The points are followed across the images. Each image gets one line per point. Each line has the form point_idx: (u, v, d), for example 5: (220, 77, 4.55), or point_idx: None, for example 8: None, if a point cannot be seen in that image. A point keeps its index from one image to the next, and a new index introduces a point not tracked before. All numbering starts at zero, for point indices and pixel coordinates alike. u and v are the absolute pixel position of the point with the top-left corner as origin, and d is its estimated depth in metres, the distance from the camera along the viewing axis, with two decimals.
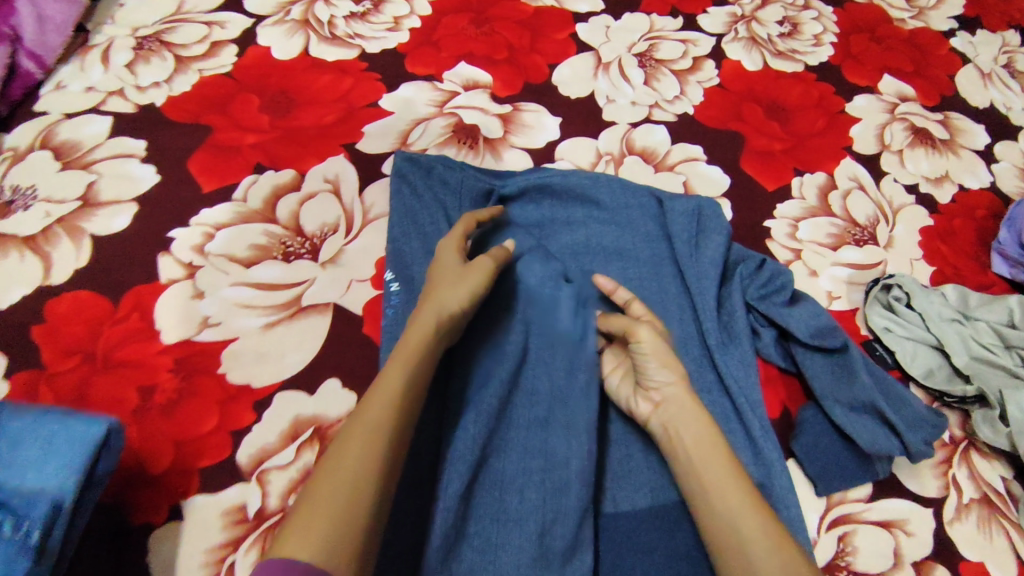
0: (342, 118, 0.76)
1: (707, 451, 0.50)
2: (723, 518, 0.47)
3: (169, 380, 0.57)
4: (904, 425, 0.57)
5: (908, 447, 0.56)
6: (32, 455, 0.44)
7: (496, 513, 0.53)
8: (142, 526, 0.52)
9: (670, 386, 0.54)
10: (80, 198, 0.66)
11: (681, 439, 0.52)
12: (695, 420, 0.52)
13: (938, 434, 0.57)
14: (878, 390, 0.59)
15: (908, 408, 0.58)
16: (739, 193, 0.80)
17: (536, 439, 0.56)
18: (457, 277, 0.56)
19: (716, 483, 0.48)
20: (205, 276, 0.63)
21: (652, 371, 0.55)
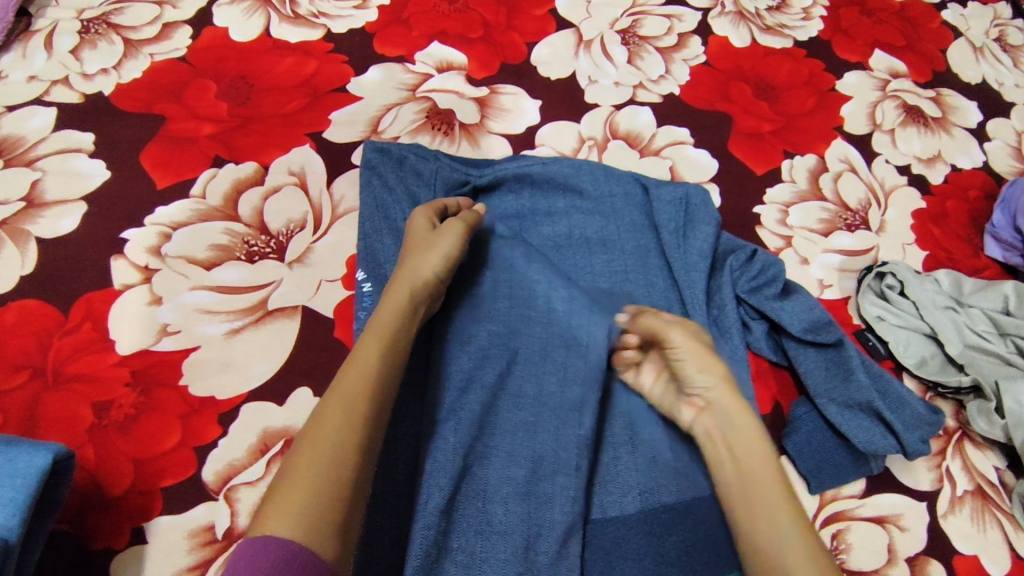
0: (307, 105, 0.71)
1: (751, 459, 0.46)
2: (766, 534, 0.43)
3: (127, 395, 0.53)
4: (901, 424, 0.55)
5: (904, 446, 0.54)
6: None
7: (482, 525, 0.50)
8: (102, 552, 0.47)
9: (713, 390, 0.49)
10: (24, 198, 0.61)
11: (727, 445, 0.48)
12: (745, 429, 0.47)
13: (935, 433, 0.55)
14: (875, 389, 0.56)
15: (906, 408, 0.55)
16: (727, 178, 0.76)
17: (522, 446, 0.53)
18: (427, 246, 0.53)
19: (757, 496, 0.44)
20: (162, 280, 0.58)
21: (692, 373, 0.50)
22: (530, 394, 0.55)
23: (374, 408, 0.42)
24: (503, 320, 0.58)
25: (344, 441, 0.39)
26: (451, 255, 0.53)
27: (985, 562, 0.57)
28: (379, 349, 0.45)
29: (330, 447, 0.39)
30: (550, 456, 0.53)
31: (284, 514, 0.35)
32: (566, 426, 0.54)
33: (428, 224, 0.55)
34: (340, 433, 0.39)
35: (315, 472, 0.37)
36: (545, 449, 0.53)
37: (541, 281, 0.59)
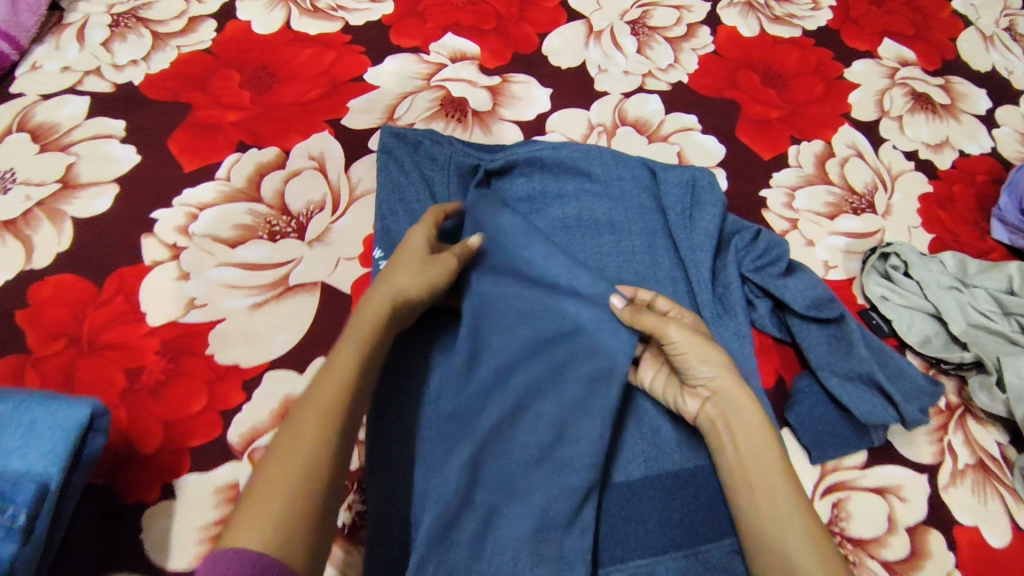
0: (326, 93, 0.74)
1: (759, 453, 0.48)
2: (769, 518, 0.46)
3: (156, 362, 0.56)
4: (902, 395, 0.55)
5: (903, 416, 0.55)
6: (13, 439, 0.41)
7: (501, 486, 0.51)
8: (135, 506, 0.50)
9: (717, 380, 0.51)
10: (59, 180, 0.64)
11: (731, 436, 0.50)
12: (752, 422, 0.49)
13: (936, 404, 0.55)
14: (875, 361, 0.57)
15: (907, 379, 0.56)
16: (734, 163, 0.78)
17: (540, 413, 0.53)
18: (419, 266, 0.53)
19: (762, 483, 0.47)
20: (190, 257, 0.61)
21: (695, 366, 0.51)
22: (545, 365, 0.54)
23: (348, 417, 0.44)
24: (518, 294, 0.57)
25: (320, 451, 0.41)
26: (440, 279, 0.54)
27: (984, 533, 0.59)
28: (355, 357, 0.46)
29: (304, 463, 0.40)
30: (575, 427, 0.51)
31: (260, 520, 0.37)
32: (590, 400, 0.52)
33: (426, 242, 0.56)
34: (316, 444, 0.41)
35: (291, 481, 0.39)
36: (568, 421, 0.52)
37: (558, 273, 0.56)
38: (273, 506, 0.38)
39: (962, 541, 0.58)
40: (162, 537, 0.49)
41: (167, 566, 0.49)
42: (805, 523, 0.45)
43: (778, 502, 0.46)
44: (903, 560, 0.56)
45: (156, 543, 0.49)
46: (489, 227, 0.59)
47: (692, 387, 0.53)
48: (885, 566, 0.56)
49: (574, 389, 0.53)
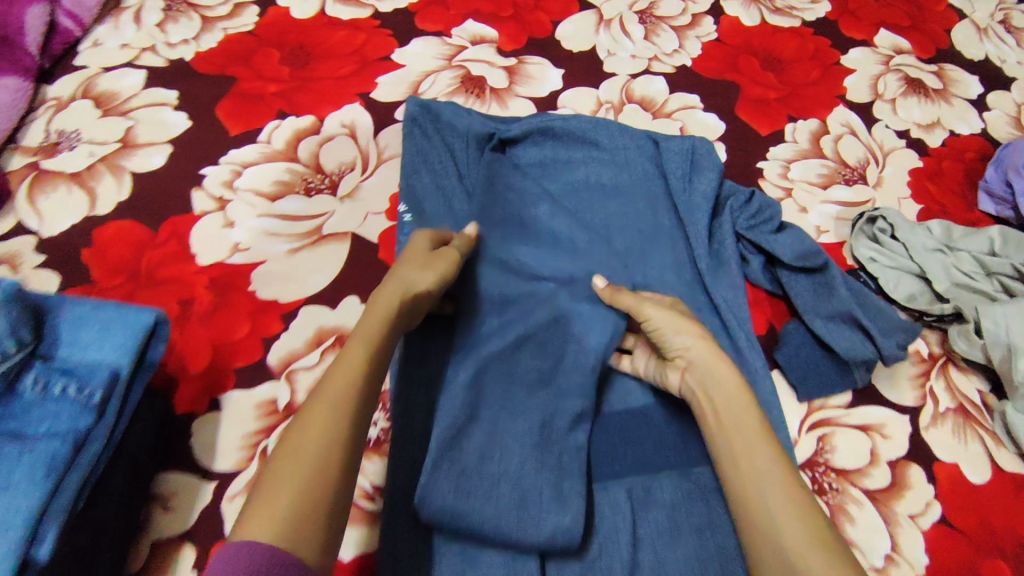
0: (357, 70, 0.81)
1: (737, 414, 0.49)
2: (749, 470, 0.47)
3: (206, 295, 0.63)
4: (879, 332, 0.62)
5: (881, 352, 0.61)
6: (90, 334, 0.47)
7: (507, 403, 0.57)
8: (185, 415, 0.57)
9: (693, 350, 0.54)
10: (120, 140, 0.71)
11: (710, 399, 0.52)
12: (730, 385, 0.51)
13: (910, 340, 0.62)
14: (855, 301, 0.63)
15: (884, 317, 0.62)
16: (734, 138, 0.83)
17: (544, 344, 0.61)
18: (426, 264, 0.55)
19: (742, 438, 0.48)
20: (235, 208, 0.68)
21: (671, 338, 0.55)
22: (547, 304, 0.63)
23: (361, 411, 0.43)
24: (524, 249, 0.67)
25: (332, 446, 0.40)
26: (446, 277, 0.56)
27: (964, 470, 0.63)
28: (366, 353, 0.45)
29: (315, 457, 0.39)
30: (571, 358, 0.60)
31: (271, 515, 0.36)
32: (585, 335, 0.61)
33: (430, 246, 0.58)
34: (327, 438, 0.40)
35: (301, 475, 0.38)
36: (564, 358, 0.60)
37: (563, 229, 0.69)
38: (286, 498, 0.37)
39: (942, 476, 0.62)
40: (210, 442, 0.56)
41: (214, 468, 0.55)
42: (785, 477, 0.46)
43: (759, 459, 0.47)
44: (884, 489, 0.61)
45: (205, 446, 0.56)
46: (502, 190, 0.70)
47: (671, 361, 0.56)
48: (867, 494, 0.60)
49: (573, 326, 0.62)
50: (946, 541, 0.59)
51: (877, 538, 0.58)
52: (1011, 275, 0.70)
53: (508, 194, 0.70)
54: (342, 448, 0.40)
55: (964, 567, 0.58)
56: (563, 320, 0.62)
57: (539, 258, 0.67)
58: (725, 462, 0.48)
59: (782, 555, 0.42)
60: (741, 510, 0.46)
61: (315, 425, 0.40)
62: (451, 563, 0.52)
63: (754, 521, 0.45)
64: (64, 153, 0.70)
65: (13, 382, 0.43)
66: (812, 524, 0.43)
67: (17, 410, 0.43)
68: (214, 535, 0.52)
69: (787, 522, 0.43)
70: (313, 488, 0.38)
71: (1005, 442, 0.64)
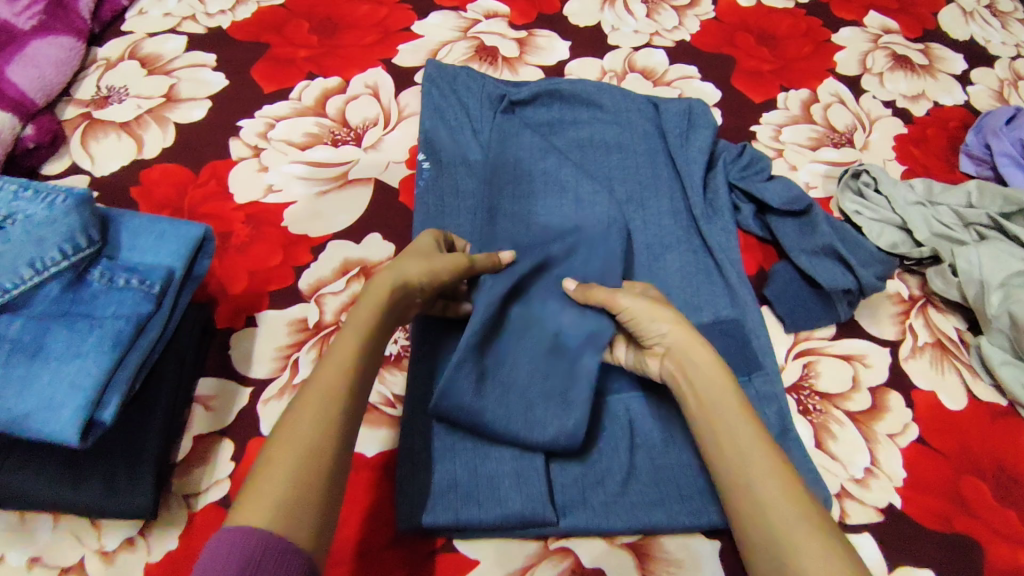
0: (380, 39, 0.88)
1: (717, 395, 0.49)
2: (731, 451, 0.47)
3: (243, 229, 0.69)
4: (858, 263, 0.68)
5: (861, 283, 0.66)
6: (147, 241, 0.53)
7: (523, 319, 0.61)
8: (225, 330, 0.63)
9: (670, 337, 0.53)
10: (164, 95, 0.78)
11: (688, 377, 0.52)
12: (707, 368, 0.50)
13: (887, 270, 0.68)
14: (836, 237, 0.69)
15: (862, 250, 0.69)
16: (729, 105, 0.89)
17: (559, 266, 0.64)
18: (424, 256, 0.54)
19: (721, 421, 0.48)
20: (269, 155, 0.75)
21: (648, 327, 0.54)
22: (562, 228, 0.66)
23: (348, 413, 0.43)
24: (534, 194, 0.70)
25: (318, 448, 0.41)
26: (449, 270, 0.54)
27: (941, 397, 0.67)
28: (354, 351, 0.46)
29: (305, 457, 0.40)
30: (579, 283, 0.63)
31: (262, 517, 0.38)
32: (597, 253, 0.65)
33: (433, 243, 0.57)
34: (311, 444, 0.41)
35: (288, 478, 0.39)
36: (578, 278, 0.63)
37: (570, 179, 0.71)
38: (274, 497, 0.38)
39: (920, 402, 0.67)
40: (247, 353, 0.62)
41: (251, 375, 0.61)
42: (768, 456, 0.46)
43: (740, 441, 0.47)
44: (865, 411, 0.65)
45: (242, 356, 0.61)
46: (511, 142, 0.74)
47: (650, 349, 0.55)
48: (848, 415, 0.65)
49: (587, 248, 0.65)
50: (924, 458, 0.63)
51: (856, 452, 0.63)
52: (989, 225, 0.74)
53: (513, 149, 0.73)
54: (328, 448, 0.41)
55: (941, 482, 0.62)
56: (578, 245, 0.65)
57: (540, 190, 0.70)
58: (708, 443, 0.49)
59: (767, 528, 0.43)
60: (731, 503, 0.47)
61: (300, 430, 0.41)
62: (464, 461, 0.57)
63: (741, 516, 0.45)
64: (114, 105, 0.77)
65: (82, 274, 0.49)
66: (796, 501, 0.44)
67: (86, 297, 0.48)
68: (250, 431, 0.58)
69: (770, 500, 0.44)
70: (301, 484, 0.40)
71: (981, 374, 0.68)
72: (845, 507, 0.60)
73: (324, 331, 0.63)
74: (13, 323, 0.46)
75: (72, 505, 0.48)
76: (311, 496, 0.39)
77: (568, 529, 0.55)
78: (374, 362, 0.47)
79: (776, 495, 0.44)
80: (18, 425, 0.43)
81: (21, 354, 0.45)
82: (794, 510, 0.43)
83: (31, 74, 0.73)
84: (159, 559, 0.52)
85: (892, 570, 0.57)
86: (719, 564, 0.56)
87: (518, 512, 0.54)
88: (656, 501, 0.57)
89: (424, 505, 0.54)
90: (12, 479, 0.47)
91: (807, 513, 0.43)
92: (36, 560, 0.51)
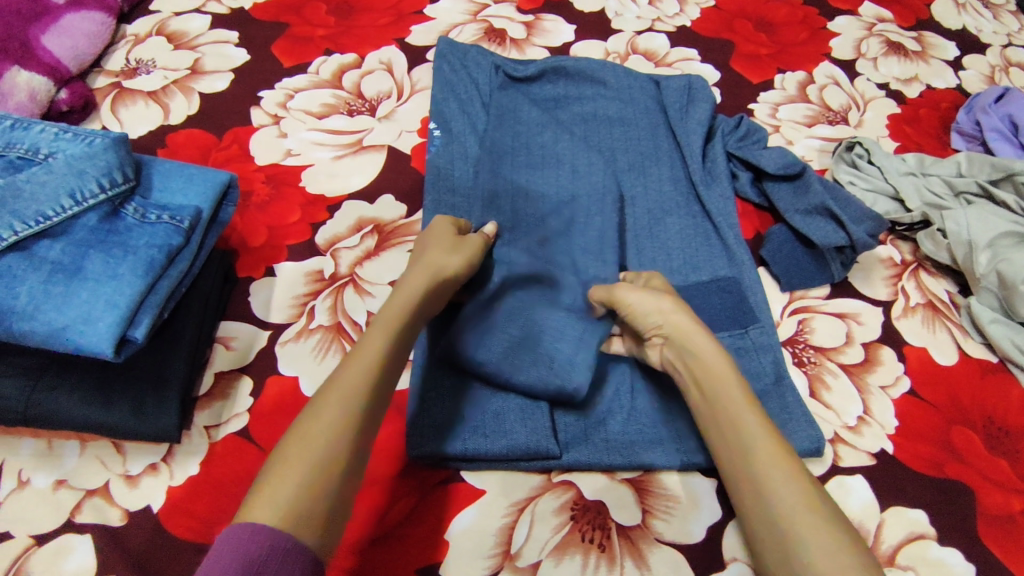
0: (393, 20, 0.91)
1: (717, 385, 0.50)
2: (735, 445, 0.47)
3: (263, 188, 0.73)
4: (850, 221, 0.70)
5: (852, 239, 0.69)
6: (178, 184, 0.56)
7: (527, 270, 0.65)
8: (246, 279, 0.66)
9: (666, 326, 0.55)
10: (189, 68, 0.82)
11: (692, 373, 0.52)
12: (706, 356, 0.52)
13: (878, 227, 0.70)
14: (828, 195, 0.72)
15: (853, 208, 0.72)
16: (727, 85, 0.93)
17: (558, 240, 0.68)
18: (449, 249, 0.57)
19: (726, 416, 0.48)
20: (288, 123, 0.79)
21: (644, 319, 0.57)
22: (557, 201, 0.71)
23: (369, 415, 0.43)
24: (530, 161, 0.75)
25: (340, 445, 0.40)
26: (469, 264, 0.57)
27: (932, 353, 0.69)
28: (383, 348, 0.46)
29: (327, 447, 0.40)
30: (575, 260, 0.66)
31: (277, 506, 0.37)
32: (595, 219, 0.69)
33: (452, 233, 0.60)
34: (331, 446, 0.40)
35: (311, 461, 0.39)
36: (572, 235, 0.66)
37: (567, 154, 0.75)
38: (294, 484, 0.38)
39: (912, 357, 0.69)
40: (266, 300, 0.65)
41: (269, 320, 0.64)
42: (771, 449, 0.46)
43: (744, 435, 0.47)
44: (858, 364, 0.68)
45: (262, 303, 0.65)
46: (512, 116, 0.78)
47: (648, 341, 0.57)
48: (842, 367, 0.68)
49: (585, 227, 0.69)
50: (915, 409, 0.66)
51: (850, 402, 0.66)
52: (977, 193, 0.77)
53: (513, 122, 0.77)
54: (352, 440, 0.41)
55: (932, 430, 0.64)
56: (574, 216, 0.70)
57: (539, 165, 0.75)
58: (710, 432, 0.50)
59: (769, 520, 0.43)
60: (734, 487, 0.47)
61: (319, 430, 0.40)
62: (472, 399, 0.59)
63: (744, 498, 0.45)
64: (142, 76, 0.81)
65: (117, 208, 0.52)
66: (799, 490, 0.43)
67: (120, 228, 0.51)
68: (268, 369, 0.61)
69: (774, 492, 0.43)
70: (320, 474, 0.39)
71: (972, 333, 0.71)
72: (839, 451, 0.63)
73: (339, 281, 0.66)
74: (53, 247, 0.49)
75: (100, 425, 0.51)
76: (329, 487, 0.39)
77: (570, 462, 0.57)
78: (398, 365, 0.47)
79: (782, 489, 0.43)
80: (58, 337, 0.46)
81: (62, 273, 0.48)
82: (793, 489, 0.43)
83: (65, 44, 0.77)
84: (181, 482, 0.54)
85: (883, 510, 0.59)
86: (717, 500, 0.57)
87: (524, 444, 0.56)
88: (655, 440, 0.59)
89: (434, 436, 0.57)
90: (46, 399, 0.50)
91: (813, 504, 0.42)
92: (63, 482, 0.54)
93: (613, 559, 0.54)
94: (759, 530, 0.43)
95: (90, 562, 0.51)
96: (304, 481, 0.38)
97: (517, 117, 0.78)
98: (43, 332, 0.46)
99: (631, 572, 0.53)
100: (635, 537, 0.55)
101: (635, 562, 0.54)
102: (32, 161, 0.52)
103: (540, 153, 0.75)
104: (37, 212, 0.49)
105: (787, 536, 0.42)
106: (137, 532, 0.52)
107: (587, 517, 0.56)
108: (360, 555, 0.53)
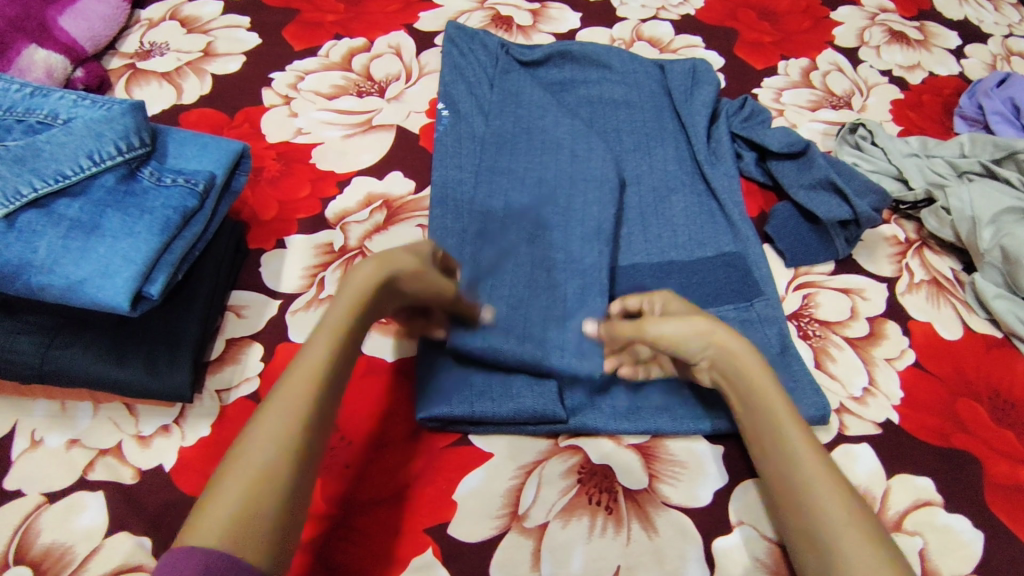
0: (402, 8, 0.92)
1: (759, 402, 0.50)
2: (780, 464, 0.48)
3: (274, 165, 0.74)
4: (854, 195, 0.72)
5: (857, 213, 0.71)
6: (192, 151, 0.57)
7: (536, 244, 0.65)
8: (256, 251, 0.67)
9: (711, 350, 0.53)
10: (202, 50, 0.84)
11: (736, 394, 0.52)
12: (748, 371, 0.52)
13: (881, 201, 0.72)
14: (832, 171, 0.74)
15: (856, 182, 0.73)
16: (731, 71, 0.94)
17: (558, 212, 0.67)
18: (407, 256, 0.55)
19: (772, 435, 0.49)
20: (298, 103, 0.80)
21: (687, 351, 0.54)
22: (549, 187, 0.69)
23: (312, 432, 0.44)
24: (530, 127, 0.75)
25: (272, 461, 0.41)
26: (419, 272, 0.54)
27: (937, 328, 0.70)
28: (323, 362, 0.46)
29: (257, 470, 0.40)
30: (580, 242, 0.65)
31: (216, 523, 0.38)
32: (596, 204, 0.68)
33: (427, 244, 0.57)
34: (272, 455, 0.41)
35: (247, 485, 0.40)
36: (576, 219, 0.67)
37: (568, 136, 0.74)
38: (226, 512, 0.38)
39: (917, 332, 0.69)
40: (277, 271, 0.66)
41: (279, 290, 0.65)
42: (822, 472, 0.46)
43: (793, 461, 0.48)
44: (862, 337, 0.68)
45: (273, 273, 0.66)
46: (517, 95, 0.77)
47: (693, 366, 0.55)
48: (847, 340, 0.68)
49: (583, 199, 0.68)
50: (921, 381, 0.66)
51: (855, 374, 0.66)
52: (980, 172, 0.77)
53: (514, 102, 0.77)
54: (283, 471, 0.41)
55: (937, 402, 0.64)
56: (571, 202, 0.68)
57: (540, 147, 0.73)
58: (754, 446, 0.51)
59: (815, 542, 0.44)
60: (777, 499, 0.48)
61: (258, 450, 0.41)
62: (481, 367, 0.60)
63: (787, 512, 0.47)
64: (156, 58, 0.82)
65: (133, 171, 0.53)
66: (844, 506, 0.45)
67: (137, 189, 0.52)
68: (279, 336, 0.62)
69: (825, 521, 0.44)
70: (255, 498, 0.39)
71: (976, 309, 0.71)
72: (845, 420, 0.63)
73: (347, 254, 0.67)
74: (72, 205, 0.50)
75: (113, 383, 0.52)
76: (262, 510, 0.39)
77: (578, 426, 0.58)
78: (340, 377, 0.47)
79: (834, 518, 0.44)
80: (74, 291, 0.47)
81: (79, 230, 0.49)
82: (837, 506, 0.45)
83: (82, 25, 0.78)
84: (193, 443, 0.55)
85: (890, 478, 0.60)
86: (724, 466, 0.58)
87: (531, 408, 0.57)
88: (662, 407, 0.59)
89: (438, 399, 0.57)
90: (61, 356, 0.51)
91: (865, 535, 0.43)
92: (76, 442, 0.55)
93: (619, 520, 0.54)
94: (807, 552, 0.45)
95: (101, 518, 0.51)
96: (235, 507, 0.38)
97: (523, 95, 0.77)
98: (60, 286, 0.47)
99: (637, 534, 0.54)
100: (642, 501, 0.55)
101: (643, 525, 0.54)
102: (50, 126, 0.53)
103: (541, 137, 0.73)
104: (56, 171, 0.50)
105: (835, 561, 0.43)
106: (148, 489, 0.53)
107: (594, 481, 0.56)
108: (370, 514, 0.54)
